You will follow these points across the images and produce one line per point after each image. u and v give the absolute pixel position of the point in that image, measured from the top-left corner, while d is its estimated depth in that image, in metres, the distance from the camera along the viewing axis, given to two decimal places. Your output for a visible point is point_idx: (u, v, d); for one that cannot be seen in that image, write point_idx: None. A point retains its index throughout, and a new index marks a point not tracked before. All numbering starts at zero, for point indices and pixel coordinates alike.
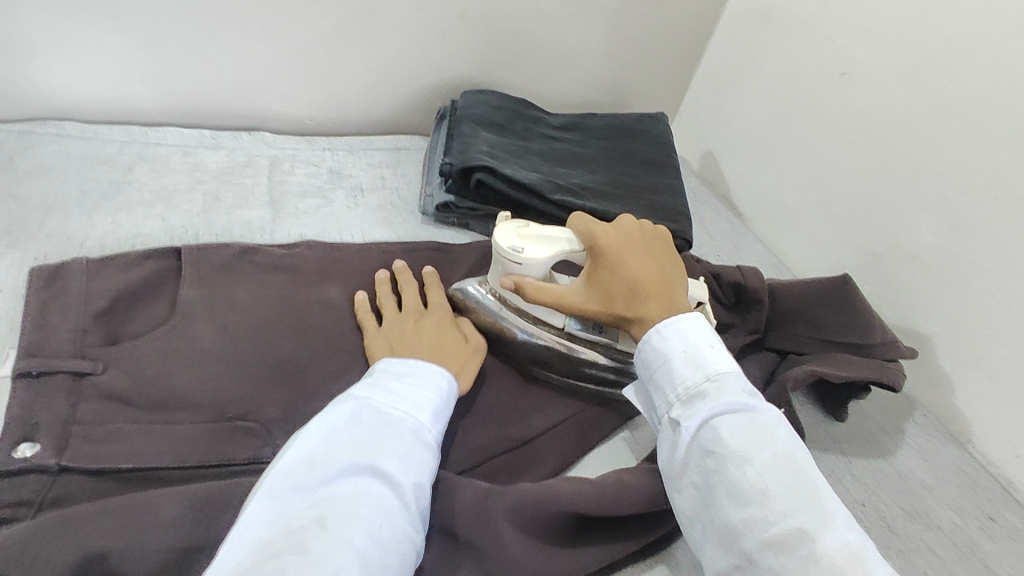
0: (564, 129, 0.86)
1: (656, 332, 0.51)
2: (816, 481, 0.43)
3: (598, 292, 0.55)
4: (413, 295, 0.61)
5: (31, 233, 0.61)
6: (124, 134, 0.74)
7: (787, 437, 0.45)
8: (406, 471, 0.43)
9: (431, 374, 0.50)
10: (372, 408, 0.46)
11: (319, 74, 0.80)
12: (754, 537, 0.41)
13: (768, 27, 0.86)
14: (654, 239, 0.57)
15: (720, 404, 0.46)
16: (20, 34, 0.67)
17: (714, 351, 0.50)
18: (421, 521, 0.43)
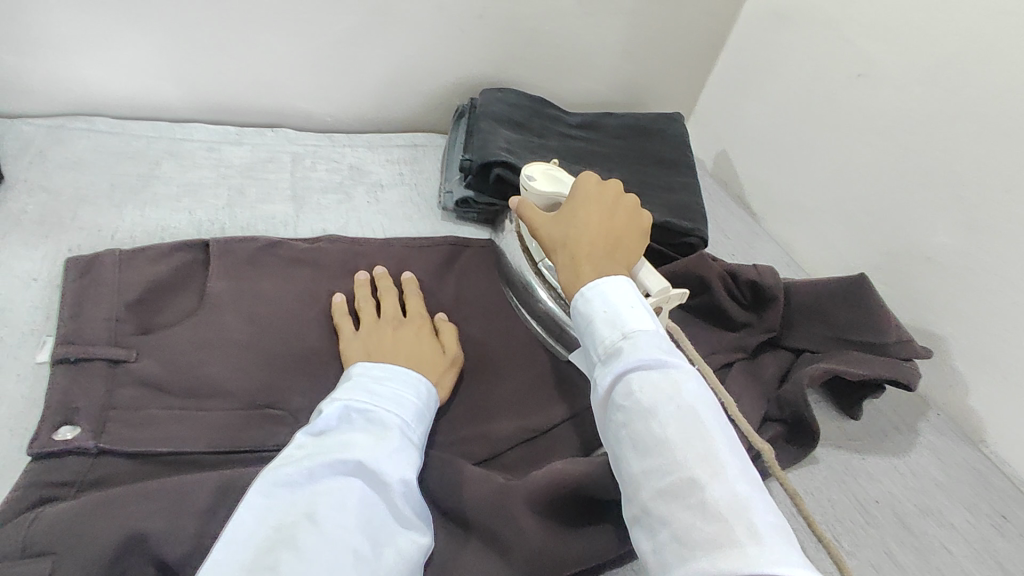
0: (580, 127, 0.87)
1: (580, 294, 0.49)
2: (716, 435, 0.40)
3: (556, 233, 0.55)
4: (394, 301, 0.60)
5: (64, 225, 0.63)
6: (151, 130, 0.76)
7: (696, 392, 0.42)
8: (393, 468, 0.44)
9: (410, 379, 0.51)
10: (358, 409, 0.47)
11: (341, 72, 0.82)
12: (654, 492, 0.39)
13: (785, 28, 0.86)
14: (619, 210, 0.55)
15: (631, 361, 0.44)
16: (54, 31, 0.68)
17: (633, 309, 0.47)
18: (414, 515, 0.44)
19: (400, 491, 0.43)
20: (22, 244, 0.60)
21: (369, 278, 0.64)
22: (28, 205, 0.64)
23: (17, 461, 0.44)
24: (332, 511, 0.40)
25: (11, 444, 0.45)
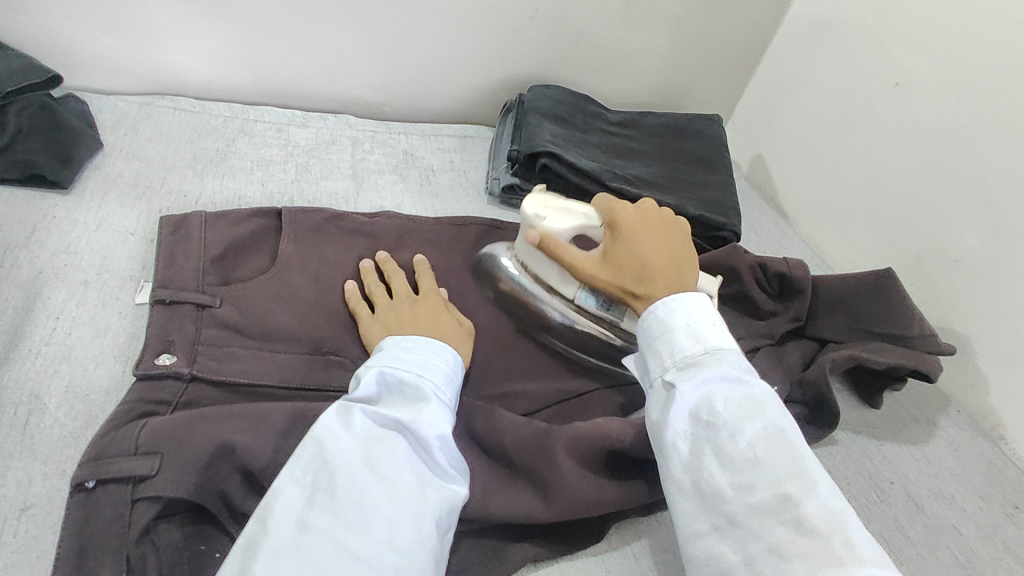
0: (621, 125, 0.91)
1: (661, 304, 0.54)
2: (804, 452, 0.44)
3: (605, 261, 0.59)
4: (403, 285, 0.62)
5: (154, 189, 0.70)
6: (228, 110, 0.83)
7: (779, 411, 0.47)
8: (430, 424, 0.47)
9: (438, 348, 0.54)
10: (391, 374, 0.50)
11: (400, 65, 0.88)
12: (742, 503, 0.42)
13: (826, 38, 0.89)
14: (665, 232, 0.61)
15: (713, 374, 0.48)
16: (150, 16, 0.76)
17: (714, 328, 0.52)
18: (450, 470, 0.47)
19: (439, 445, 0.46)
20: (119, 203, 0.67)
21: (374, 263, 0.66)
22: (123, 170, 0.71)
23: (120, 383, 0.50)
24: (380, 457, 0.44)
25: (115, 368, 0.51)
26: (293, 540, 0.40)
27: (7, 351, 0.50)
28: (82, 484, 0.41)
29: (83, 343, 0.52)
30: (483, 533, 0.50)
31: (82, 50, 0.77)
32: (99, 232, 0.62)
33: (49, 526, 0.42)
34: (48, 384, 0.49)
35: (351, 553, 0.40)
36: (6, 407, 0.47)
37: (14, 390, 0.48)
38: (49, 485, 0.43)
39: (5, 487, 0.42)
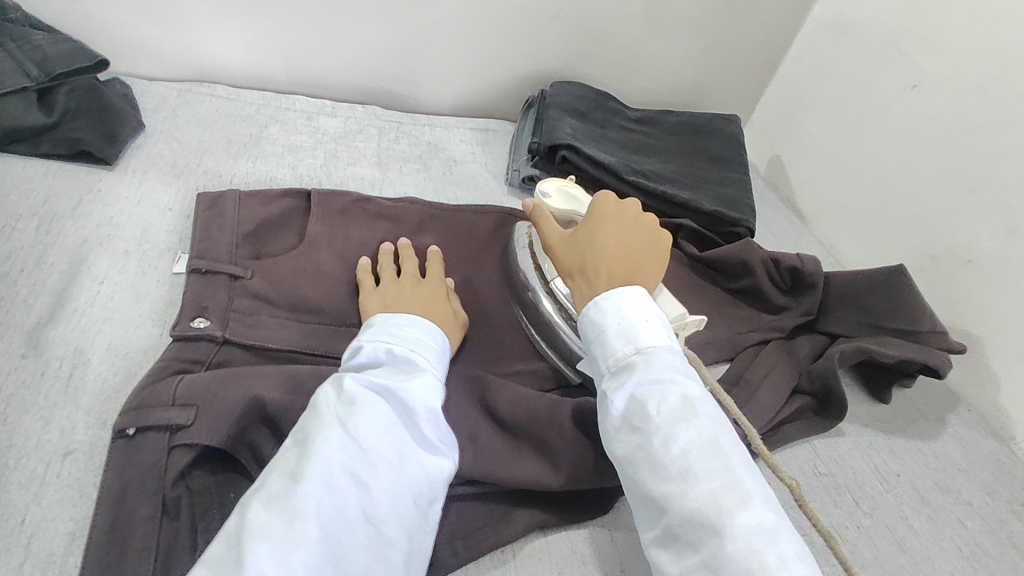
0: (641, 122, 0.93)
1: (594, 304, 0.54)
2: (735, 459, 0.45)
3: (568, 244, 0.61)
4: (413, 269, 0.64)
5: (191, 169, 0.74)
6: (262, 98, 0.86)
7: (711, 415, 0.47)
8: (420, 395, 0.48)
9: (433, 329, 0.56)
10: (386, 347, 0.52)
11: (426, 58, 0.90)
12: (676, 515, 0.44)
13: (845, 41, 0.91)
14: (637, 232, 0.60)
15: (644, 380, 0.49)
16: (191, 6, 0.79)
17: (647, 325, 0.53)
18: (437, 440, 0.48)
19: (427, 413, 0.48)
20: (158, 181, 0.70)
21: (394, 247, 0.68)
22: (162, 150, 0.75)
23: (157, 344, 0.54)
24: (369, 419, 0.45)
25: (152, 331, 0.54)
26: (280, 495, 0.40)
27: (54, 310, 0.53)
28: (123, 431, 0.45)
29: (123, 306, 0.55)
30: (494, 499, 0.51)
31: (126, 37, 0.81)
32: (139, 206, 0.66)
33: (90, 470, 0.44)
34: (91, 342, 0.52)
35: (333, 511, 0.40)
36: (53, 360, 0.50)
37: (60, 345, 0.51)
38: (91, 433, 0.46)
39: (51, 432, 0.46)
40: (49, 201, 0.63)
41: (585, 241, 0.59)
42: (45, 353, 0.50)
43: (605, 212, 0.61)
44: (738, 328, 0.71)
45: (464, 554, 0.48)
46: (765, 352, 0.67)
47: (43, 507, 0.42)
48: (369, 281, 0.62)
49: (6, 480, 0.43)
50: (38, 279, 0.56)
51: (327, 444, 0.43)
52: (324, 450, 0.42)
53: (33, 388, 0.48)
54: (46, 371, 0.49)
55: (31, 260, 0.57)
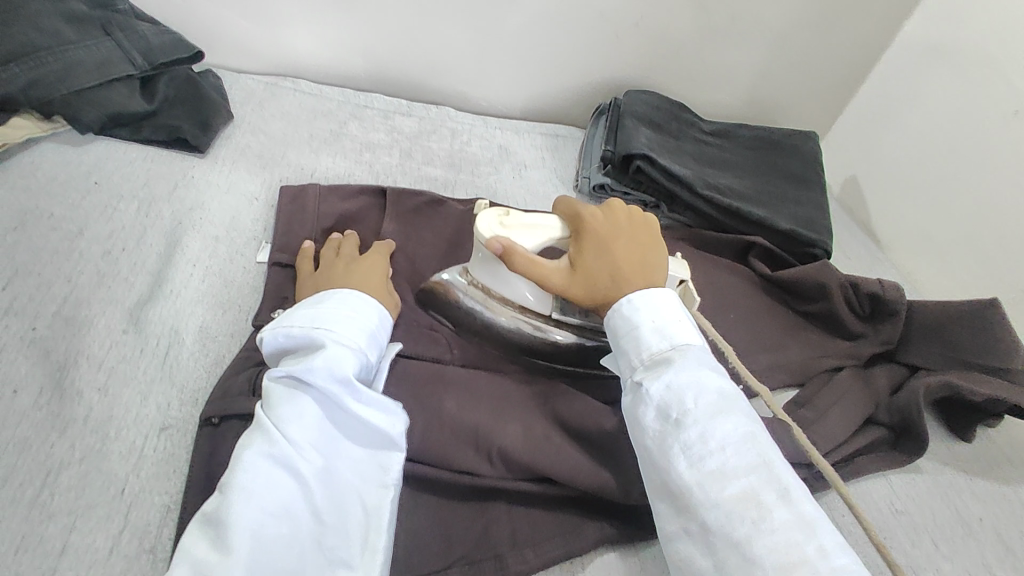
0: (715, 135, 0.91)
1: (625, 301, 0.52)
2: (773, 453, 0.45)
3: (579, 275, 0.54)
4: (351, 249, 0.60)
5: (276, 161, 0.76)
6: (342, 95, 0.88)
7: (746, 410, 0.47)
8: (329, 369, 0.45)
9: (343, 297, 0.51)
10: (284, 330, 0.48)
11: (503, 62, 0.91)
12: (714, 509, 0.42)
13: (940, 61, 0.88)
14: (632, 231, 0.57)
15: (682, 372, 0.48)
16: (284, 4, 0.82)
17: (680, 324, 0.51)
18: (368, 419, 0.45)
19: (346, 394, 0.45)
20: (246, 171, 0.73)
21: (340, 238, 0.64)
22: (249, 142, 0.78)
23: (243, 329, 0.56)
24: (288, 416, 0.43)
25: (239, 317, 0.57)
26: (214, 503, 0.40)
27: (151, 290, 0.56)
28: (209, 419, 0.47)
29: (214, 289, 0.58)
30: (562, 510, 0.51)
31: (222, 30, 0.84)
32: (229, 194, 0.69)
33: (184, 445, 0.47)
34: (185, 323, 0.54)
35: (267, 505, 0.40)
36: (151, 338, 0.52)
37: (157, 323, 0.53)
38: (183, 411, 0.49)
39: (149, 407, 0.48)
40: (149, 184, 0.66)
41: (594, 263, 0.54)
42: (145, 329, 0.53)
43: (596, 226, 0.56)
44: (812, 353, 0.68)
45: (534, 561, 0.49)
46: (838, 379, 0.65)
47: (141, 479, 0.45)
48: (306, 265, 0.59)
49: (107, 450, 0.45)
50: (137, 259, 0.58)
51: (254, 444, 0.42)
52: (251, 457, 0.41)
53: (133, 362, 0.50)
54: (145, 348, 0.52)
55: (132, 240, 0.60)
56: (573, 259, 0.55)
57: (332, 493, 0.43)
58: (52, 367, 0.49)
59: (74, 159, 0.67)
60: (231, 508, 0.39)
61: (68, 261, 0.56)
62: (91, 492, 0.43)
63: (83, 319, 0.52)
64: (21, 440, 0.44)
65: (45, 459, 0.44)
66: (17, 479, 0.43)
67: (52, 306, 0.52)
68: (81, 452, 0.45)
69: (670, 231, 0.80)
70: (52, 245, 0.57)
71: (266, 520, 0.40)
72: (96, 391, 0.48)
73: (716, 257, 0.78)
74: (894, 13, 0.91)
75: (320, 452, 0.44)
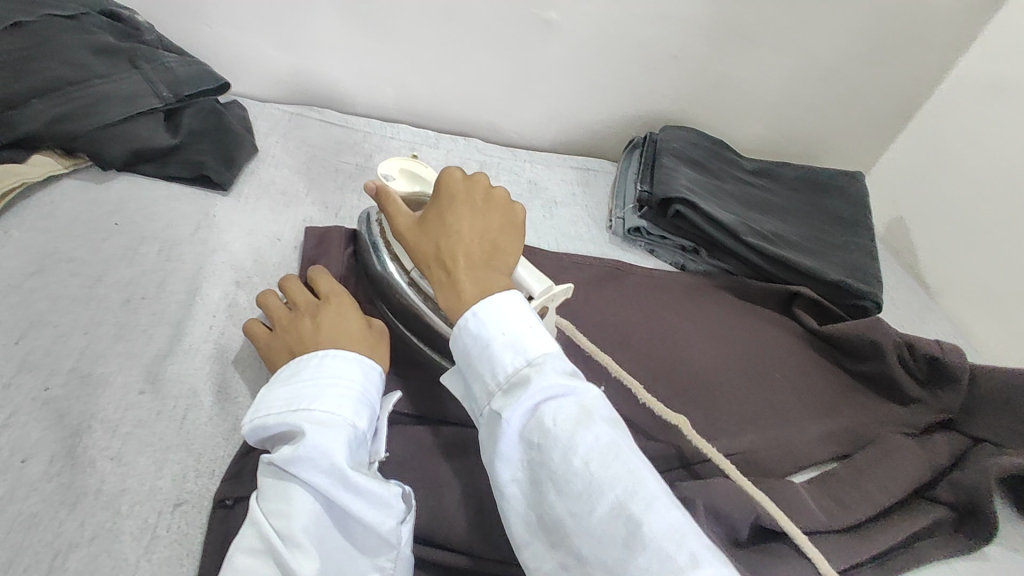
0: (757, 174, 0.87)
1: (472, 313, 0.45)
2: (641, 464, 0.40)
3: (420, 231, 0.51)
4: (301, 293, 0.55)
5: (300, 198, 0.74)
6: (368, 126, 0.86)
7: (606, 417, 0.42)
8: (311, 457, 0.41)
9: (324, 362, 0.47)
10: (263, 417, 0.44)
11: (534, 94, 0.88)
12: (586, 534, 0.38)
13: (999, 101, 0.83)
14: (488, 205, 0.52)
15: (540, 389, 0.42)
16: (313, 33, 0.80)
17: (531, 329, 0.45)
18: (359, 508, 0.42)
19: (331, 484, 0.41)
20: (270, 210, 0.71)
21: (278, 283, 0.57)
22: (273, 177, 0.75)
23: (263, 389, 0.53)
24: (276, 509, 0.41)
25: (260, 375, 0.54)
26: None
27: (171, 343, 0.54)
28: (223, 501, 0.45)
29: (235, 342, 0.56)
30: None
31: (250, 59, 0.82)
32: (252, 236, 0.66)
33: (199, 525, 0.44)
34: (204, 382, 0.52)
35: None
36: (169, 399, 0.50)
37: (175, 383, 0.51)
38: (200, 485, 0.46)
39: (164, 479, 0.46)
40: (171, 224, 0.64)
41: (437, 222, 0.50)
42: (162, 389, 0.50)
43: (450, 187, 0.51)
44: (864, 419, 0.64)
45: None
46: (891, 442, 0.60)
47: (154, 563, 0.42)
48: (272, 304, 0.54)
49: (119, 529, 0.43)
50: (157, 310, 0.56)
51: (245, 544, 0.40)
52: (241, 562, 0.39)
53: (149, 427, 0.48)
54: (162, 411, 0.49)
55: (152, 286, 0.58)
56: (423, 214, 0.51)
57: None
58: (66, 432, 0.46)
59: (95, 196, 0.65)
60: None
61: (85, 312, 0.54)
62: None
63: (99, 376, 0.50)
64: (29, 517, 0.42)
65: (54, 539, 0.41)
66: (23, 561, 0.40)
67: (68, 362, 0.50)
68: (91, 531, 0.42)
69: (710, 280, 0.76)
70: (70, 293, 0.55)
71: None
72: (110, 459, 0.45)
73: (759, 308, 0.74)
74: (950, 46, 0.86)
75: (318, 545, 0.41)
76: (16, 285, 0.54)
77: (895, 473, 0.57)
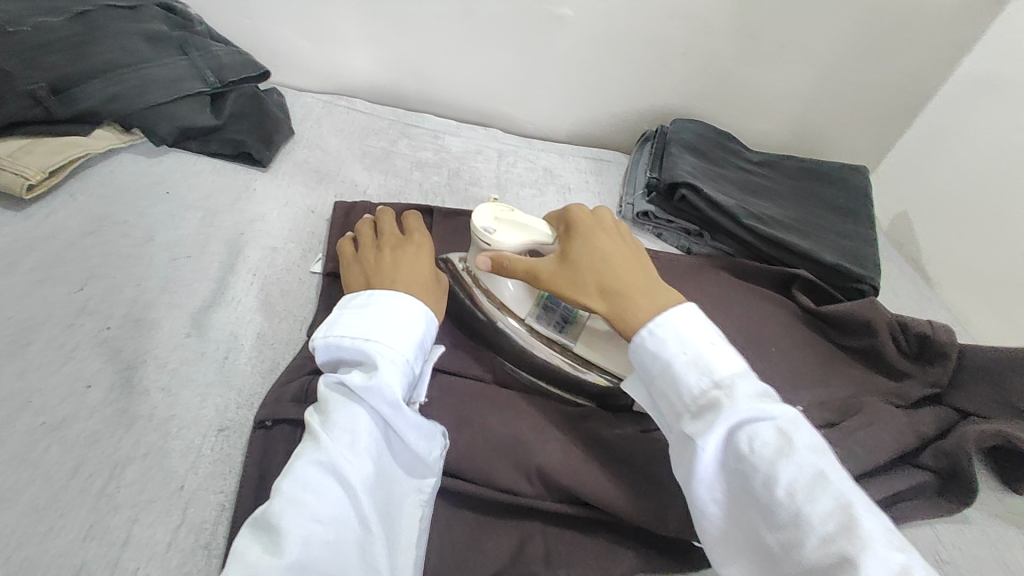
0: (761, 165, 0.91)
1: (648, 332, 0.49)
2: (852, 493, 0.40)
3: (570, 269, 0.55)
4: (391, 232, 0.62)
5: (332, 178, 0.80)
6: (394, 114, 0.91)
7: (809, 441, 0.43)
8: (383, 385, 0.46)
9: (389, 304, 0.52)
10: (335, 341, 0.50)
11: (551, 87, 0.93)
12: (798, 565, 0.40)
13: (997, 98, 0.86)
14: (615, 232, 0.58)
15: (729, 411, 0.44)
16: (344, 26, 0.86)
17: (713, 351, 0.47)
18: (410, 437, 0.48)
19: (397, 414, 0.47)
20: (303, 186, 0.77)
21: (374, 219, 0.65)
22: (307, 158, 0.81)
23: (297, 337, 0.59)
24: (342, 423, 0.45)
25: (293, 327, 0.59)
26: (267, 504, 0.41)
27: (214, 296, 0.59)
28: (262, 423, 0.50)
29: (270, 298, 0.61)
30: (597, 535, 0.51)
31: (287, 51, 0.89)
32: (287, 208, 0.72)
33: (238, 448, 0.49)
34: (243, 329, 0.57)
35: (316, 512, 0.41)
36: (212, 342, 0.55)
37: (217, 329, 0.57)
38: (239, 415, 0.51)
39: (208, 408, 0.51)
40: (214, 195, 0.70)
41: (584, 258, 0.55)
42: (206, 334, 0.56)
43: (581, 222, 0.57)
44: (857, 390, 0.67)
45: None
46: (877, 408, 0.63)
47: (199, 477, 0.47)
48: (367, 235, 0.62)
49: (168, 447, 0.48)
50: (202, 267, 0.62)
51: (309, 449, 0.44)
52: (306, 464, 0.43)
53: (194, 365, 0.53)
54: (206, 352, 0.54)
55: (197, 248, 0.64)
56: (562, 253, 0.56)
57: (379, 502, 0.45)
58: (122, 365, 0.52)
59: (147, 168, 0.71)
60: (283, 510, 0.40)
61: (138, 266, 0.60)
62: (154, 486, 0.46)
63: (151, 320, 0.55)
64: (92, 433, 0.47)
65: (113, 453, 0.47)
66: (87, 470, 0.46)
67: (124, 308, 0.56)
68: (145, 448, 0.48)
69: (713, 261, 0.80)
70: (125, 249, 0.61)
71: (316, 526, 0.41)
72: (161, 390, 0.51)
73: (758, 286, 0.78)
74: (952, 46, 0.89)
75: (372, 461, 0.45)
76: (78, 241, 0.60)
77: (883, 436, 0.60)
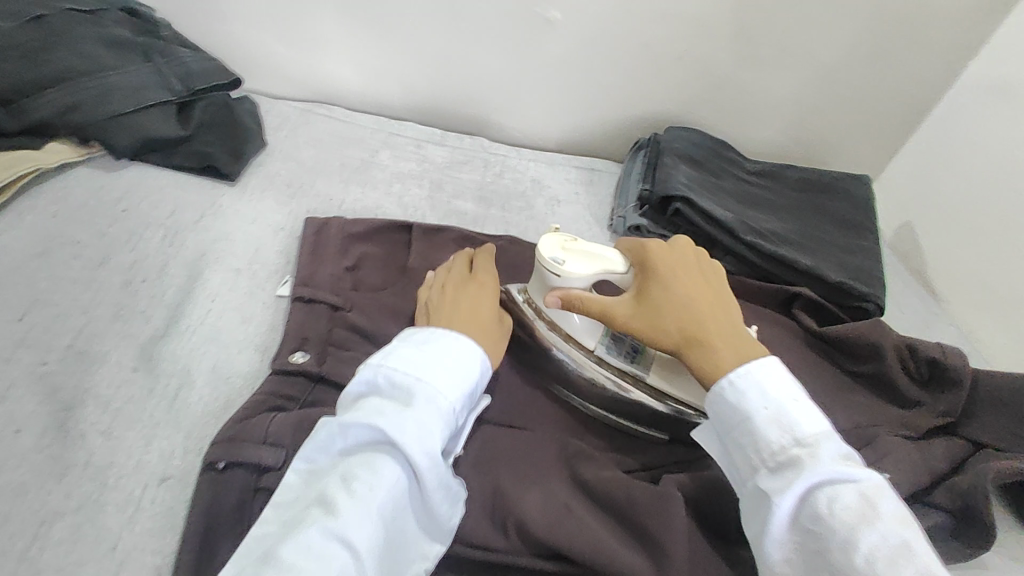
0: (759, 175, 0.87)
1: (729, 380, 0.46)
2: (941, 573, 0.37)
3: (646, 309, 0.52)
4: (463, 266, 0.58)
5: (305, 192, 0.75)
6: (375, 123, 0.87)
7: (894, 511, 0.39)
8: (423, 437, 0.42)
9: (445, 343, 0.48)
10: (385, 375, 0.45)
11: (540, 93, 0.89)
12: None
13: (1007, 103, 0.82)
14: (697, 271, 0.54)
15: (817, 473, 0.41)
16: (321, 30, 0.82)
17: (799, 405, 0.44)
18: (437, 496, 0.43)
19: (432, 470, 0.42)
20: (274, 201, 0.72)
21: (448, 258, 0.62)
22: (280, 170, 0.77)
23: (257, 370, 0.54)
24: (364, 476, 0.41)
25: (253, 359, 0.55)
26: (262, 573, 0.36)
27: (167, 325, 0.55)
28: (212, 465, 0.45)
29: (230, 327, 0.57)
30: None
31: (262, 56, 0.85)
32: (254, 225, 0.68)
33: (183, 499, 0.45)
34: (198, 363, 0.53)
35: None
36: (162, 378, 0.51)
37: (168, 363, 0.52)
38: (186, 461, 0.47)
39: (151, 454, 0.47)
40: (176, 211, 0.66)
41: (660, 297, 0.51)
42: (156, 368, 0.52)
43: (659, 258, 0.54)
44: (863, 420, 0.62)
45: None
46: (885, 441, 0.59)
47: (136, 534, 0.43)
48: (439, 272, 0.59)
49: (104, 500, 0.44)
50: (156, 292, 0.57)
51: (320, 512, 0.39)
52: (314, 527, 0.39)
53: (140, 403, 0.49)
54: (154, 389, 0.50)
55: (154, 270, 0.59)
56: (638, 293, 0.53)
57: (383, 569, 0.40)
58: (58, 406, 0.47)
59: (104, 183, 0.67)
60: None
61: (85, 292, 0.55)
62: (83, 546, 0.42)
63: (95, 354, 0.51)
64: (19, 485, 0.43)
65: (40, 507, 0.42)
66: (9, 528, 0.41)
67: (65, 340, 0.51)
68: (78, 502, 0.43)
69: None
70: (73, 273, 0.57)
71: None
72: (100, 434, 0.47)
73: (758, 306, 0.73)
74: (960, 50, 0.85)
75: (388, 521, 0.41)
76: (21, 265, 0.56)
77: (892, 474, 0.56)
